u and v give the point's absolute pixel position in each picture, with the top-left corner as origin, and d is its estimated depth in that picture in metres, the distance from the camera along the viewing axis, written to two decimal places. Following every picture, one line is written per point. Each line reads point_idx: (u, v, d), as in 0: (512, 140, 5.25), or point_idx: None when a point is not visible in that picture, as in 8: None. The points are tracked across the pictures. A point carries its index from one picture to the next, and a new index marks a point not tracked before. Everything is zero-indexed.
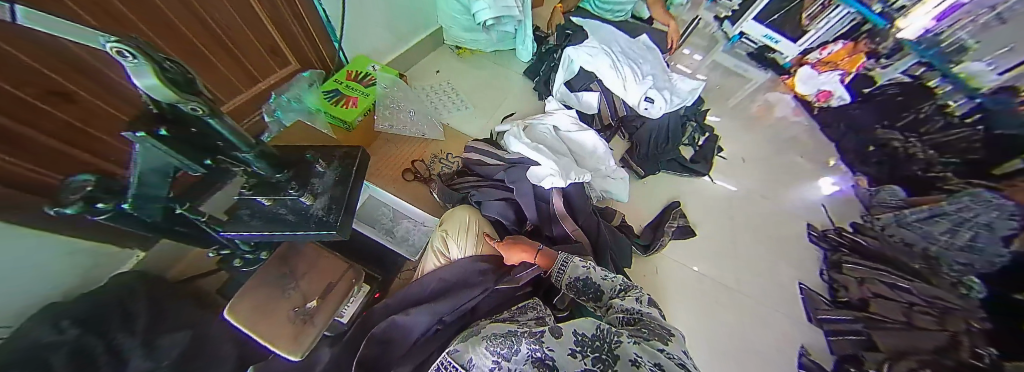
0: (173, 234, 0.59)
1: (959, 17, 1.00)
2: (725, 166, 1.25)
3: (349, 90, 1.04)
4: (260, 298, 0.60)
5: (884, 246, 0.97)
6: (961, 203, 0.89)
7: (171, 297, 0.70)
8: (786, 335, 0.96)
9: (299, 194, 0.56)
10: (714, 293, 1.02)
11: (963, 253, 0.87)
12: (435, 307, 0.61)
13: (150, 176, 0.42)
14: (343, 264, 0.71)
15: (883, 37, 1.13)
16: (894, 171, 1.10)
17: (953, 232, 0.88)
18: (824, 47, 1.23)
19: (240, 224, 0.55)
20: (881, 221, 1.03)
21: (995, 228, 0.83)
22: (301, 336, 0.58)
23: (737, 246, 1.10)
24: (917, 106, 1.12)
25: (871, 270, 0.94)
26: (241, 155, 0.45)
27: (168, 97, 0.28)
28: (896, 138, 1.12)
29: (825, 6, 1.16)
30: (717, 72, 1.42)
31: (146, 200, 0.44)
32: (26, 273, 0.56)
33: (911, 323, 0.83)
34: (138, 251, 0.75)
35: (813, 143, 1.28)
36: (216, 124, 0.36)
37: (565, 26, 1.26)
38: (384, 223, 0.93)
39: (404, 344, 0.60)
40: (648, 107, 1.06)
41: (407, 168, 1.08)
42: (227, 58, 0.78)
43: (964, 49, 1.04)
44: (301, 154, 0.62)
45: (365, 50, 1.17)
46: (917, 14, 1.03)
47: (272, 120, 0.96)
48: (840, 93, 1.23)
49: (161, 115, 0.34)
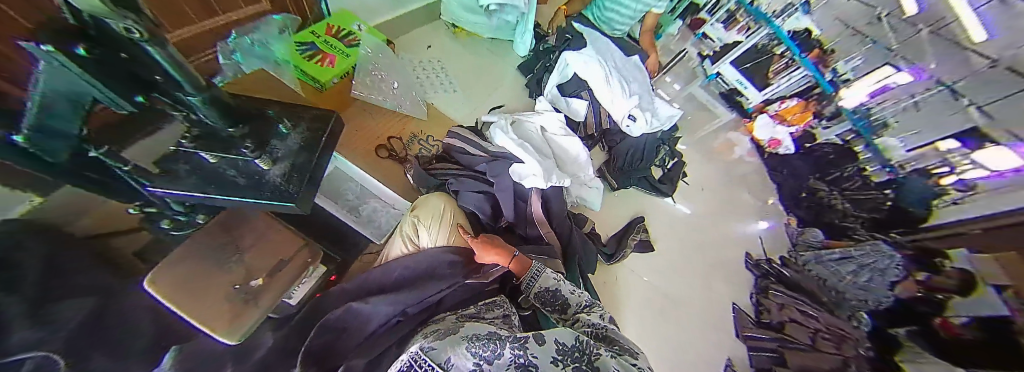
0: (82, 185, 0.48)
1: (887, 98, 1.09)
2: (686, 191, 1.35)
3: (327, 47, 0.92)
4: (191, 270, 0.51)
5: (803, 278, 1.13)
6: (864, 250, 1.05)
7: (75, 254, 0.57)
8: (717, 348, 1.08)
9: (255, 156, 0.48)
10: (660, 305, 1.10)
11: (859, 291, 1.04)
12: (398, 298, 0.57)
13: (55, 105, 0.32)
14: (298, 240, 0.62)
15: (828, 102, 1.22)
16: (818, 216, 1.27)
17: (857, 273, 1.04)
18: (783, 101, 1.31)
19: (171, 181, 0.46)
20: (802, 258, 1.18)
21: (886, 273, 1.00)
22: (239, 319, 0.50)
23: (686, 266, 1.20)
24: (843, 165, 1.26)
25: (791, 298, 1.08)
26: (184, 98, 0.38)
27: (93, 7, 0.22)
28: (821, 188, 1.29)
29: (788, 65, 1.23)
30: (690, 104, 1.53)
31: (51, 138, 0.35)
32: None
33: (814, 345, 0.98)
34: (33, 196, 0.62)
35: (761, 182, 1.44)
36: (155, 52, 0.30)
37: (566, 31, 1.26)
38: (349, 199, 0.86)
39: (360, 334, 0.56)
40: (630, 125, 1.12)
41: (381, 145, 1.01)
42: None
43: (885, 125, 1.14)
44: (263, 108, 0.54)
45: (351, 6, 1.05)
46: (857, 88, 1.14)
47: (227, 63, 0.86)
48: (787, 144, 1.37)
49: (80, 29, 0.26)
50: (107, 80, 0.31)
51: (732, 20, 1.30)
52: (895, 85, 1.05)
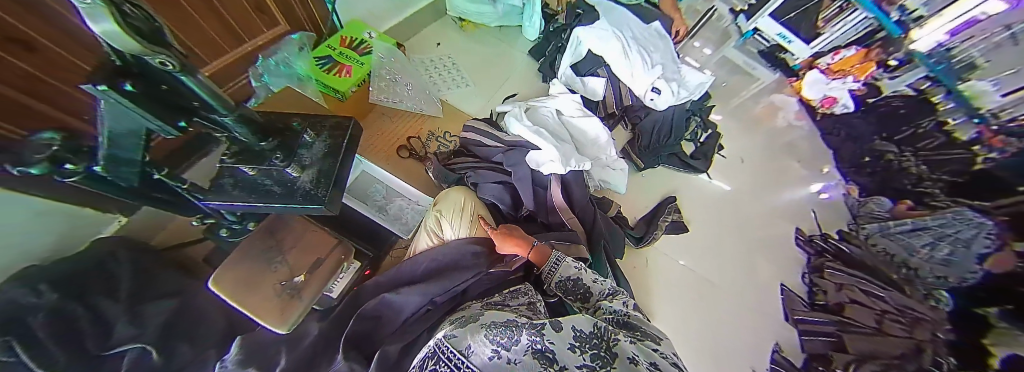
0: (154, 203, 0.56)
1: (971, 34, 0.89)
2: (723, 165, 1.25)
3: (343, 58, 0.99)
4: (247, 271, 0.57)
5: (867, 255, 0.99)
6: (943, 219, 0.88)
7: (157, 266, 0.68)
8: (760, 332, 1.01)
9: (285, 165, 0.52)
10: (698, 288, 1.05)
11: (940, 268, 0.87)
12: (426, 288, 0.60)
13: (121, 138, 0.37)
14: (332, 239, 0.69)
15: (896, 48, 1.02)
16: (886, 182, 1.10)
17: (934, 246, 0.88)
18: (836, 52, 1.15)
19: (222, 193, 0.51)
20: (865, 230, 1.04)
21: (971, 245, 0.81)
22: (288, 310, 0.57)
23: (725, 246, 1.12)
24: (916, 120, 1.07)
25: (851, 277, 0.96)
26: (218, 118, 0.40)
27: (131, 48, 0.24)
28: (890, 151, 1.11)
29: (842, 9, 1.06)
30: (724, 69, 1.37)
31: (120, 164, 0.41)
32: (7, 235, 0.54)
33: (881, 328, 0.85)
34: (120, 216, 0.73)
35: (811, 150, 1.28)
36: (189, 82, 0.32)
37: (577, 6, 1.19)
38: (376, 200, 0.90)
39: (395, 322, 0.60)
40: (654, 98, 1.05)
41: (403, 145, 1.05)
42: (215, 21, 0.73)
43: (973, 66, 0.93)
44: (287, 121, 0.58)
45: (361, 14, 1.10)
46: (932, 27, 0.92)
47: (259, 85, 0.91)
48: (845, 101, 1.19)
49: (125, 67, 0.29)
50: (153, 108, 0.33)
51: None
52: (983, 16, 0.84)
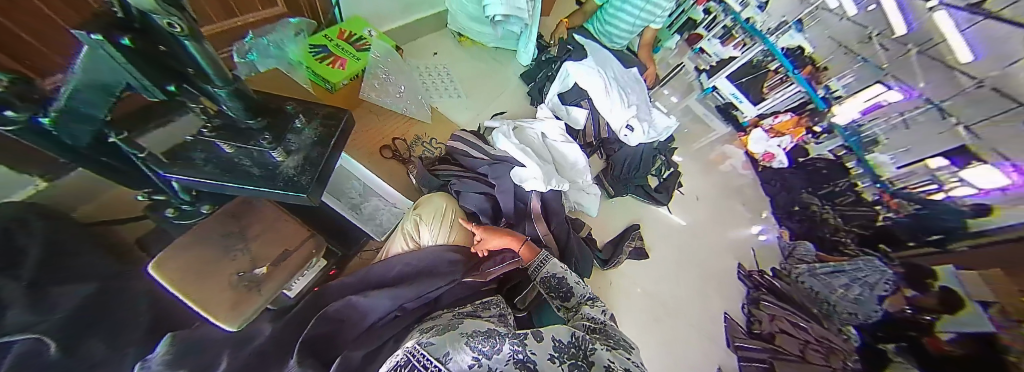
0: (97, 168, 0.50)
1: (878, 115, 1.08)
2: (681, 200, 1.38)
3: (338, 50, 1.00)
4: (196, 259, 0.52)
5: (795, 290, 1.13)
6: (857, 264, 1.07)
7: (74, 242, 0.58)
8: (707, 357, 1.08)
9: (272, 148, 0.49)
10: (654, 310, 1.12)
11: (851, 305, 1.04)
12: (396, 292, 0.59)
13: (84, 93, 0.34)
14: (304, 231, 0.64)
15: (820, 117, 1.21)
16: (811, 229, 1.26)
17: (848, 286, 1.05)
18: (776, 115, 1.32)
19: (190, 167, 0.47)
20: (796, 270, 1.17)
21: (875, 287, 1.02)
22: (241, 304, 0.52)
23: (680, 275, 1.22)
24: (835, 180, 1.26)
25: (781, 308, 1.07)
26: (211, 90, 0.39)
27: (141, 3, 0.23)
28: (814, 203, 1.29)
29: (784, 80, 1.22)
30: (687, 117, 1.56)
31: (81, 120, 0.38)
32: None
33: (804, 356, 0.95)
34: (39, 180, 0.63)
35: (756, 196, 1.44)
36: (194, 48, 0.31)
37: (567, 41, 1.30)
38: (351, 197, 0.87)
39: (359, 327, 0.57)
40: (627, 134, 1.15)
41: (386, 145, 1.04)
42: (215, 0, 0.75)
43: (875, 142, 1.12)
44: (281, 104, 0.57)
45: (365, 12, 1.13)
46: (851, 104, 1.11)
47: (243, 62, 0.91)
48: (780, 158, 1.38)
49: (126, 22, 0.28)
50: (142, 66, 0.32)
51: (729, 37, 1.31)
52: (885, 102, 1.04)
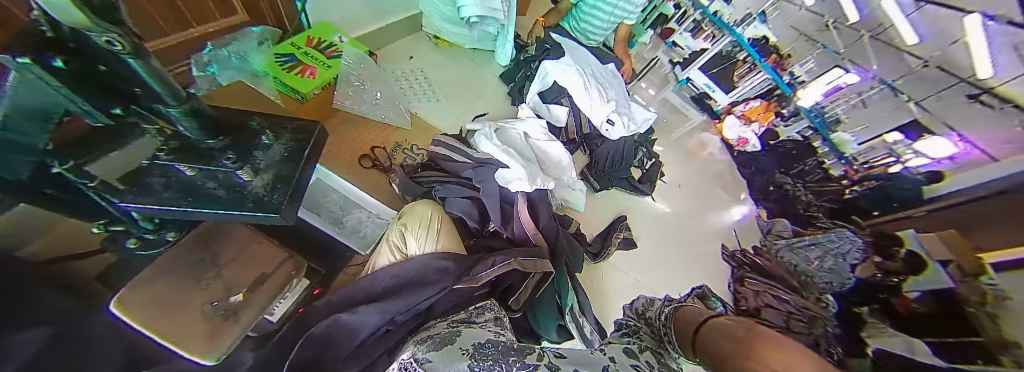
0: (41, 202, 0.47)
1: (840, 97, 1.12)
2: (664, 190, 1.42)
3: (308, 58, 0.95)
4: (162, 291, 0.47)
5: (774, 264, 1.19)
6: (831, 236, 1.11)
7: None
8: None
9: (237, 168, 0.47)
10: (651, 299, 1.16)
11: (828, 274, 1.07)
12: (386, 306, 0.58)
13: (18, 122, 0.31)
14: (281, 253, 0.62)
15: (788, 102, 1.28)
16: (785, 209, 1.33)
17: (822, 258, 1.09)
18: (747, 102, 1.38)
19: (145, 194, 0.43)
20: (776, 245, 1.24)
21: (847, 257, 1.05)
22: (217, 335, 0.48)
23: (668, 261, 1.25)
24: (803, 159, 1.32)
25: (766, 283, 1.10)
26: (162, 109, 0.37)
27: (72, 20, 0.21)
28: (788, 183, 1.35)
29: (751, 69, 1.29)
30: (665, 108, 1.60)
31: (14, 154, 0.34)
32: None
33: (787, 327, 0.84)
34: None
35: (733, 180, 1.50)
36: (140, 67, 0.29)
37: (544, 40, 1.28)
38: (332, 211, 0.85)
39: (351, 344, 0.55)
40: (609, 129, 1.17)
41: (365, 154, 1.01)
42: (168, 14, 0.72)
43: (837, 121, 1.17)
44: (244, 120, 0.54)
45: (331, 16, 1.09)
46: (811, 88, 1.18)
47: (202, 75, 0.87)
48: (754, 142, 1.42)
49: (55, 39, 0.26)
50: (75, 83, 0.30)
51: (699, 30, 1.35)
52: (845, 84, 1.09)
